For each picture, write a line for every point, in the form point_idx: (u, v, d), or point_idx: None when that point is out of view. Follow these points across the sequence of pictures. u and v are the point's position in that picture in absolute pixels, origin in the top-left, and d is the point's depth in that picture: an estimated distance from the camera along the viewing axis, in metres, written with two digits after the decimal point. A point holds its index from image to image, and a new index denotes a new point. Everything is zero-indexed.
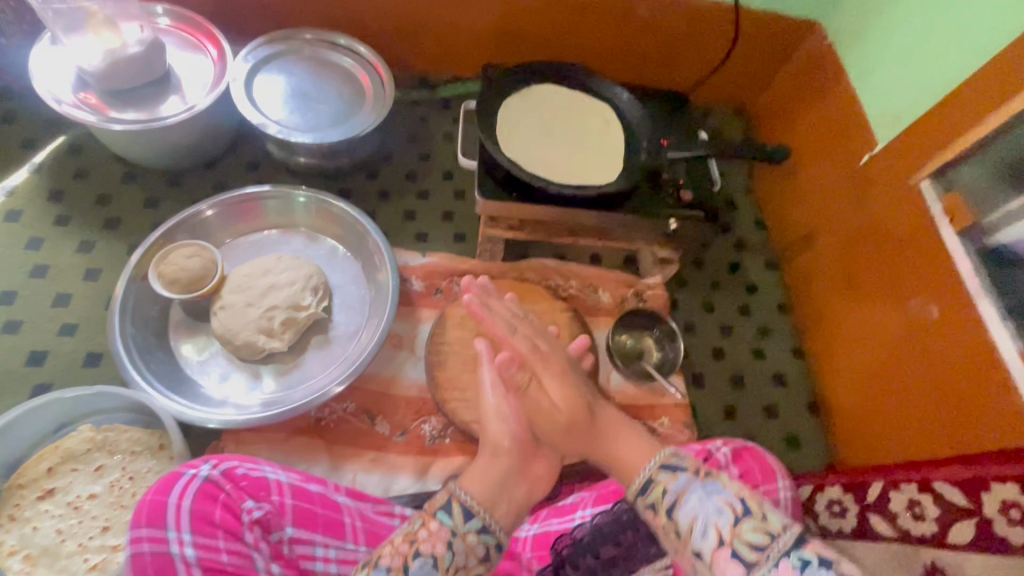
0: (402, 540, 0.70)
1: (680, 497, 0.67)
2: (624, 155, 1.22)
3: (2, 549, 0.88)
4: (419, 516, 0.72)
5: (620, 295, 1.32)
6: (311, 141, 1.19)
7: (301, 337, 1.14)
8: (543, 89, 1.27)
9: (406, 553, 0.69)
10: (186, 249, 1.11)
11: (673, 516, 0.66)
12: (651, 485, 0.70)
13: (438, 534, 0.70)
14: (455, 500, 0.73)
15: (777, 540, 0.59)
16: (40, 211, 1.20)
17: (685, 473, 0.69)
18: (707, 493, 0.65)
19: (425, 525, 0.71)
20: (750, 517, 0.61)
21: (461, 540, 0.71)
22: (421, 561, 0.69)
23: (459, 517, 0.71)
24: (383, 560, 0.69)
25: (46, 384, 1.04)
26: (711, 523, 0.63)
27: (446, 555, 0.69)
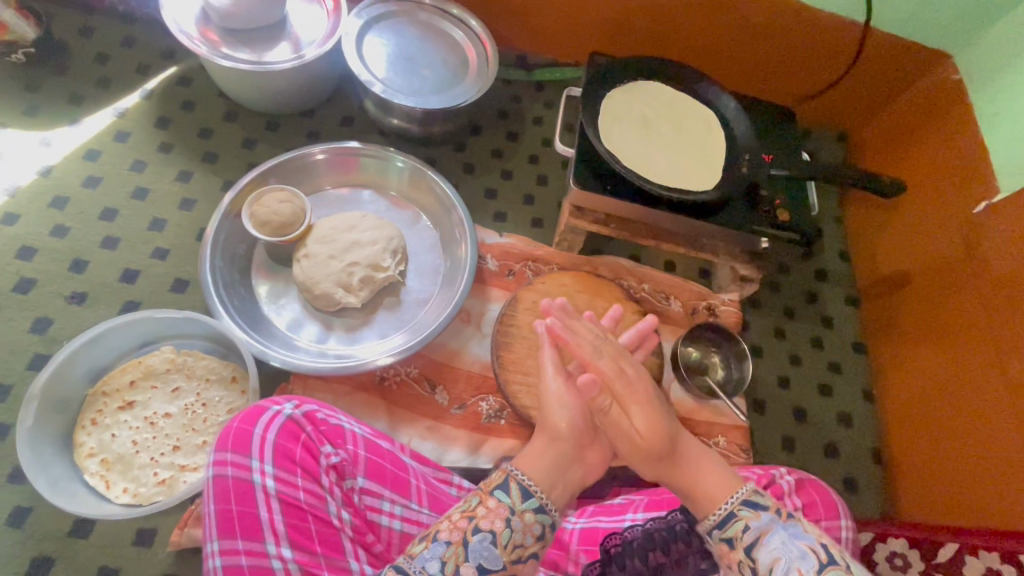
0: (460, 516, 0.69)
1: (763, 536, 0.65)
2: (724, 165, 1.18)
3: (82, 449, 0.93)
4: (476, 493, 0.71)
5: (692, 306, 1.29)
6: (412, 105, 1.20)
7: (374, 296, 1.15)
8: (650, 86, 1.24)
9: (465, 529, 0.68)
10: (279, 194, 1.14)
11: (753, 555, 0.65)
12: (731, 519, 0.67)
13: (496, 511, 0.69)
14: (512, 480, 0.71)
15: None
16: (147, 136, 1.24)
17: (767, 512, 0.66)
18: (789, 534, 0.64)
19: (483, 502, 0.70)
20: (835, 566, 0.61)
21: (519, 519, 0.69)
22: (480, 536, 0.67)
23: (518, 495, 0.70)
24: (443, 534, 0.68)
25: (135, 302, 1.08)
26: (794, 565, 0.62)
27: (504, 531, 0.68)
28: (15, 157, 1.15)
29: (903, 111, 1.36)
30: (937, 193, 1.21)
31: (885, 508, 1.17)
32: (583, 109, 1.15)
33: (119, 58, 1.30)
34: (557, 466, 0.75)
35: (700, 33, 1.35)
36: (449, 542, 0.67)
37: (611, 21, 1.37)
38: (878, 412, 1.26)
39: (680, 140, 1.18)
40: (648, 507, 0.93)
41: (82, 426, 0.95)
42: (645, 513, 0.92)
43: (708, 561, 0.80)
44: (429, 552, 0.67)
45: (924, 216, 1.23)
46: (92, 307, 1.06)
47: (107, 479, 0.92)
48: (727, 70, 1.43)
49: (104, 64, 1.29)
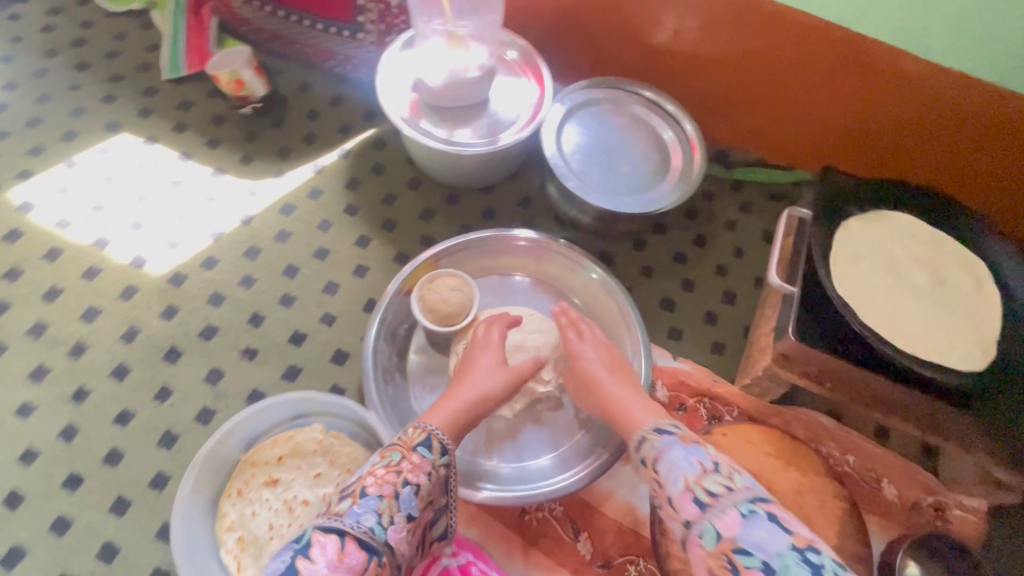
0: (386, 472, 0.75)
1: (660, 453, 0.79)
2: (998, 339, 0.90)
3: (224, 521, 0.92)
4: (396, 450, 0.78)
5: (911, 498, 1.01)
6: (604, 204, 1.09)
7: (527, 408, 1.04)
8: (898, 219, 1.01)
9: (394, 483, 0.74)
10: (451, 280, 1.08)
11: (656, 466, 0.78)
12: (643, 442, 0.82)
13: (419, 467, 0.77)
14: (432, 437, 0.80)
15: (732, 496, 0.72)
16: (337, 196, 1.27)
17: (674, 435, 0.81)
18: (687, 452, 0.77)
19: (406, 458, 0.77)
20: (716, 473, 0.74)
21: (434, 471, 0.78)
22: (408, 488, 0.74)
23: (438, 451, 0.79)
24: (373, 489, 0.73)
25: (297, 367, 1.08)
26: (683, 473, 0.75)
27: (425, 484, 0.77)
28: (225, 203, 1.23)
29: None
30: None
31: None
32: (815, 240, 0.96)
33: (327, 116, 1.36)
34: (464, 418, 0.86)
35: (962, 151, 1.10)
36: (381, 496, 0.73)
37: (846, 125, 1.16)
38: None
39: (939, 297, 0.93)
40: None
41: (229, 495, 0.94)
42: None
43: None
44: (360, 508, 0.71)
45: None
46: (261, 365, 1.07)
47: (240, 560, 0.89)
48: (978, 195, 1.15)
49: (313, 120, 1.36)
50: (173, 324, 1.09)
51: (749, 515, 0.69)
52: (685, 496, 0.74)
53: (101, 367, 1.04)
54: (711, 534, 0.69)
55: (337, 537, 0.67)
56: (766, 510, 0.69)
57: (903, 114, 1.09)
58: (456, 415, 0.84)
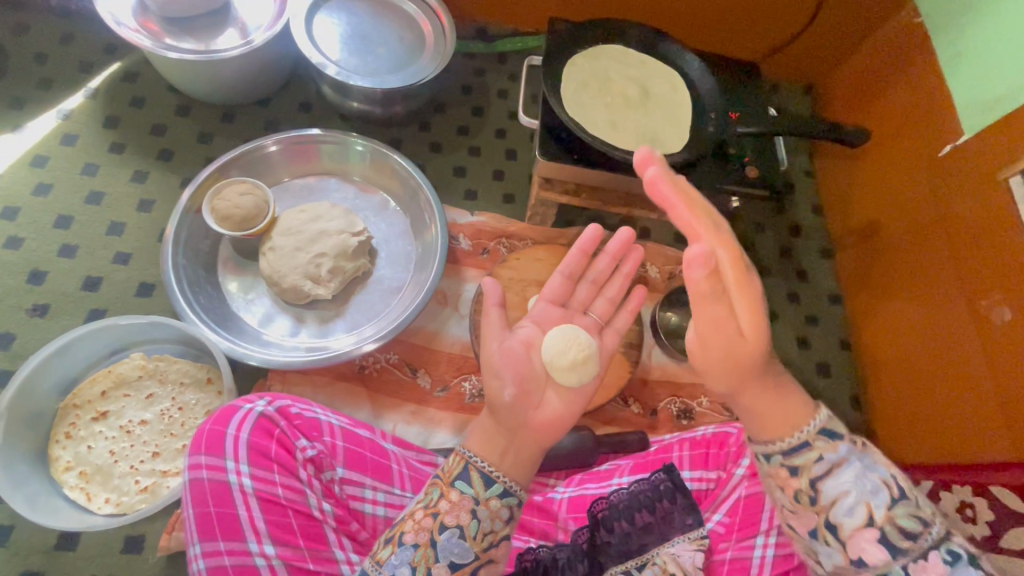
0: (424, 513, 0.69)
1: (836, 469, 0.60)
2: (691, 127, 1.17)
3: (59, 464, 0.92)
4: (437, 486, 0.70)
5: (668, 270, 1.29)
6: (369, 84, 1.17)
7: (346, 286, 1.14)
8: (608, 49, 1.22)
9: (432, 527, 0.68)
10: (239, 186, 1.11)
11: (819, 486, 0.61)
12: (803, 448, 0.62)
13: (460, 505, 0.69)
14: (471, 468, 0.70)
15: (930, 531, 0.58)
16: (96, 137, 1.19)
17: (845, 444, 0.62)
18: (865, 468, 0.61)
19: (445, 495, 0.69)
20: (908, 502, 0.59)
21: (484, 507, 0.69)
22: (448, 533, 0.68)
23: (479, 484, 0.69)
24: (409, 538, 0.68)
25: (100, 310, 1.06)
26: (862, 500, 0.60)
27: (472, 523, 0.68)
28: None
29: (863, 60, 1.38)
30: (908, 135, 1.23)
31: None
32: (545, 78, 1.12)
33: (59, 57, 1.24)
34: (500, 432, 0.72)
35: (696, 29, 1.43)
36: (417, 545, 0.67)
37: None
38: (856, 361, 1.28)
39: (643, 104, 1.17)
40: (633, 471, 0.98)
41: (56, 440, 0.93)
42: (631, 476, 0.97)
43: (693, 516, 0.87)
44: (398, 558, 0.67)
45: (889, 160, 1.26)
46: (56, 318, 1.03)
47: (88, 491, 0.91)
48: (707, 31, 1.43)
49: (42, 64, 1.23)
50: None
51: (953, 561, 0.57)
52: (864, 536, 0.59)
53: None
54: None
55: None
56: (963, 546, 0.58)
57: (633, 4, 1.38)
58: (500, 439, 0.72)
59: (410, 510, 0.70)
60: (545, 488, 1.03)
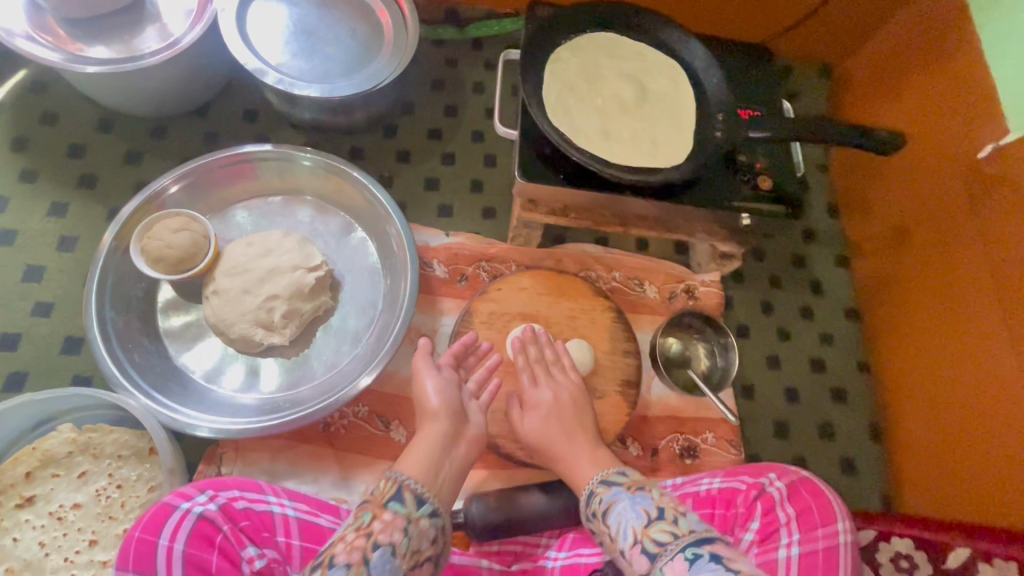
0: (356, 534, 0.62)
1: (610, 506, 0.72)
2: (696, 132, 1.01)
3: None
4: (367, 508, 0.65)
5: (668, 290, 1.15)
6: (318, 92, 0.99)
7: (305, 328, 1.00)
8: (596, 39, 1.05)
9: (365, 546, 0.61)
10: (173, 221, 0.95)
11: (606, 521, 0.71)
12: (592, 498, 0.75)
13: (393, 523, 0.64)
14: (405, 488, 0.67)
15: (680, 539, 0.63)
16: (3, 163, 1.03)
17: (619, 487, 0.74)
18: (632, 502, 0.70)
19: (377, 516, 0.64)
20: (661, 520, 0.66)
21: (416, 526, 0.65)
22: (381, 551, 0.61)
23: (412, 503, 0.66)
24: (339, 558, 0.60)
25: (21, 373, 0.92)
26: (630, 525, 0.68)
27: (404, 541, 0.63)
28: None
29: (891, 37, 1.20)
30: (943, 132, 1.06)
31: (884, 487, 1.11)
32: (523, 81, 0.95)
33: None
34: (432, 445, 0.73)
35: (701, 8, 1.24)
36: (350, 564, 0.60)
37: None
38: (873, 384, 1.17)
39: (639, 106, 1.01)
40: None
41: None
42: None
43: None
44: None
45: (919, 159, 1.11)
46: None
47: None
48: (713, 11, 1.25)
49: None
50: None
51: (693, 558, 0.60)
52: (633, 552, 0.65)
53: None
54: None
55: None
56: (713, 550, 0.61)
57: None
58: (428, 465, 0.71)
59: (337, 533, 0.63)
60: (535, 551, 0.93)
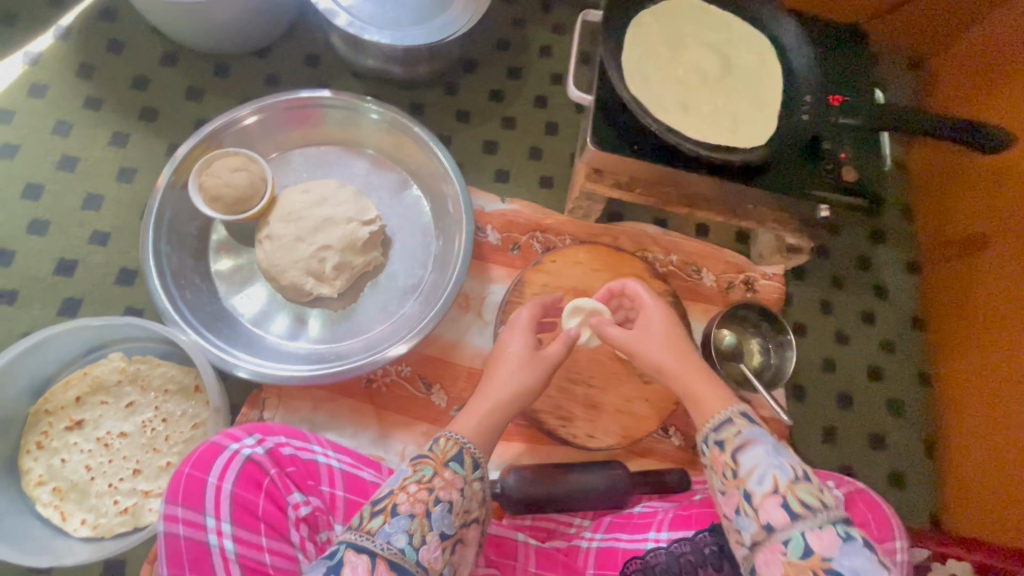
0: (419, 486, 0.61)
1: (748, 445, 0.61)
2: (782, 113, 0.94)
3: (30, 478, 0.82)
4: (427, 464, 0.64)
5: (726, 279, 1.10)
6: (386, 39, 0.97)
7: (353, 282, 0.98)
8: (682, 5, 0.98)
9: (427, 499, 0.61)
10: (232, 161, 0.94)
11: (737, 458, 0.61)
12: (726, 424, 0.64)
13: (453, 483, 0.63)
14: (466, 451, 0.66)
15: (829, 511, 0.55)
16: (68, 89, 1.02)
17: (761, 429, 0.63)
18: (776, 451, 0.60)
19: (439, 473, 0.63)
20: (811, 483, 0.57)
21: (471, 488, 0.64)
22: (440, 506, 0.61)
23: (470, 466, 0.65)
24: (403, 508, 0.60)
25: (75, 299, 0.93)
26: (770, 473, 0.58)
27: (460, 499, 0.62)
28: None
29: None
30: None
31: (933, 506, 1.06)
32: (603, 44, 0.90)
33: None
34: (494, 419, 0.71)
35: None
36: (414, 515, 0.60)
37: None
38: (935, 398, 1.11)
39: (722, 80, 0.95)
40: (673, 525, 0.81)
41: (27, 451, 0.83)
42: (670, 532, 0.80)
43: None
44: (391, 527, 0.59)
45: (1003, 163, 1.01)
46: (27, 307, 0.91)
47: (62, 510, 0.82)
48: None
49: None
50: None
51: (844, 537, 0.53)
52: (769, 502, 0.57)
53: None
54: (797, 546, 0.54)
55: (367, 558, 0.57)
56: (864, 536, 0.54)
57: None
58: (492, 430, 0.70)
59: (400, 483, 0.63)
60: (568, 530, 0.90)
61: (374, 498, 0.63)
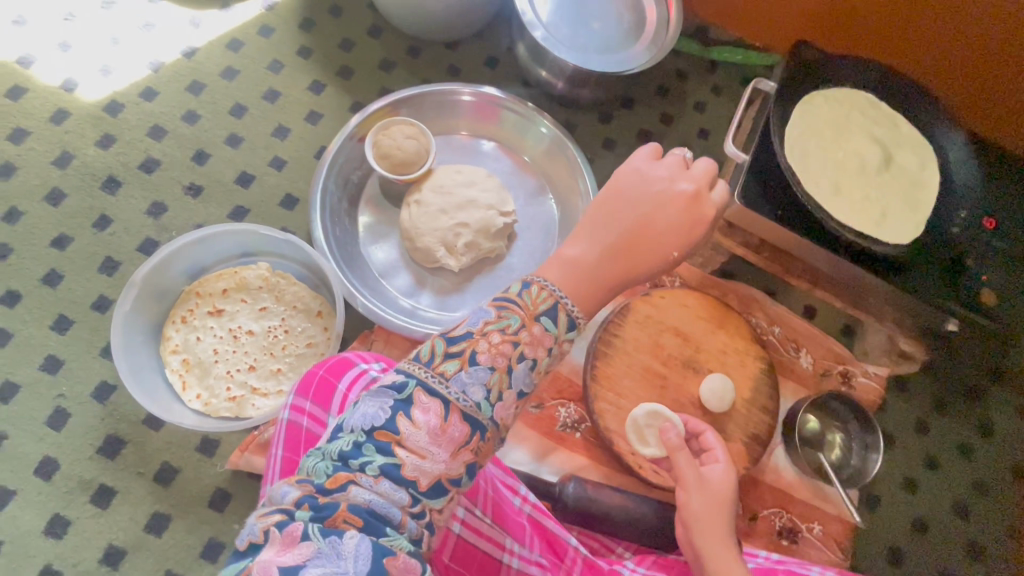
0: (504, 338, 0.55)
1: None
2: (931, 218, 0.94)
3: (168, 345, 0.94)
4: (517, 312, 0.57)
5: (824, 367, 1.08)
6: (572, 59, 1.07)
7: (474, 264, 1.06)
8: (858, 95, 1.02)
9: (511, 355, 0.55)
10: (408, 128, 1.05)
11: None
12: None
13: (541, 339, 0.57)
14: (562, 307, 0.59)
15: None
16: (288, 36, 1.18)
17: None
18: None
19: (527, 326, 0.57)
20: None
21: (560, 348, 0.59)
22: (524, 364, 0.56)
23: (565, 325, 0.59)
24: (484, 358, 0.55)
25: (243, 209, 1.06)
26: None
27: (545, 362, 0.57)
28: (165, 32, 1.14)
29: None
30: None
31: None
32: (773, 110, 0.95)
33: None
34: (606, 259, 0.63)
35: (995, 64, 1.07)
36: (494, 368, 0.55)
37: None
38: (1022, 558, 1.03)
39: (879, 174, 0.97)
40: None
41: (172, 321, 0.95)
42: None
43: None
44: (468, 376, 0.54)
45: None
46: (205, 203, 1.05)
47: (184, 380, 0.92)
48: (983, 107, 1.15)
49: None
50: (110, 153, 1.06)
51: None
52: None
53: (36, 191, 1.02)
54: None
55: (441, 403, 0.53)
56: None
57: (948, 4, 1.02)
58: (597, 262, 0.62)
59: (481, 327, 0.56)
60: (608, 555, 0.92)
61: (447, 335, 0.56)
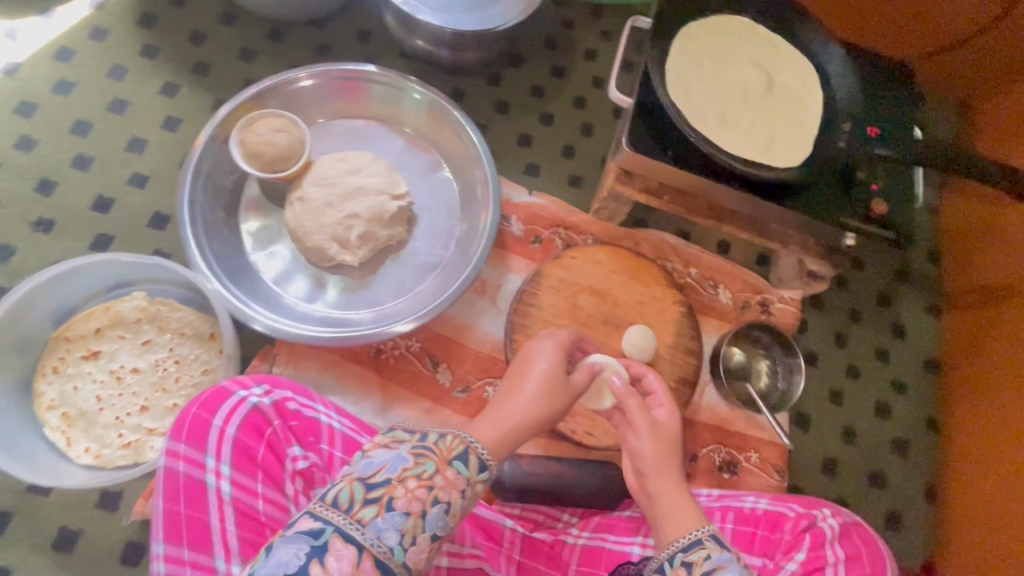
0: (419, 483, 0.56)
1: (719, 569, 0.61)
2: (820, 135, 0.95)
3: (42, 401, 0.85)
4: (431, 458, 0.58)
5: (742, 299, 1.10)
6: (438, 21, 1.00)
7: (375, 255, 1.00)
8: (734, 21, 1.00)
9: (426, 498, 0.55)
10: (274, 121, 0.96)
11: None
12: (696, 546, 0.65)
13: (454, 483, 0.58)
14: (472, 451, 0.60)
15: None
16: (127, 36, 1.06)
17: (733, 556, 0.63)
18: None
19: (442, 471, 0.57)
20: None
21: (472, 489, 0.59)
22: (438, 507, 0.56)
23: (476, 467, 0.59)
24: (399, 503, 0.54)
25: (107, 237, 0.96)
26: None
27: (459, 501, 0.58)
28: None
29: None
30: None
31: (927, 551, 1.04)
32: (650, 47, 0.92)
33: None
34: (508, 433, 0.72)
35: None
36: (409, 513, 0.54)
37: None
38: (944, 445, 1.09)
39: (763, 98, 0.95)
40: None
41: (43, 374, 0.86)
42: None
43: None
44: (384, 521, 0.53)
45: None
46: (61, 236, 0.94)
47: (68, 435, 0.84)
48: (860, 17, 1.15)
49: None
50: None
51: None
52: None
53: None
54: None
55: (356, 549, 0.52)
56: None
57: None
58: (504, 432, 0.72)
59: (400, 474, 0.56)
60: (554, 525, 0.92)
61: (364, 479, 0.56)
